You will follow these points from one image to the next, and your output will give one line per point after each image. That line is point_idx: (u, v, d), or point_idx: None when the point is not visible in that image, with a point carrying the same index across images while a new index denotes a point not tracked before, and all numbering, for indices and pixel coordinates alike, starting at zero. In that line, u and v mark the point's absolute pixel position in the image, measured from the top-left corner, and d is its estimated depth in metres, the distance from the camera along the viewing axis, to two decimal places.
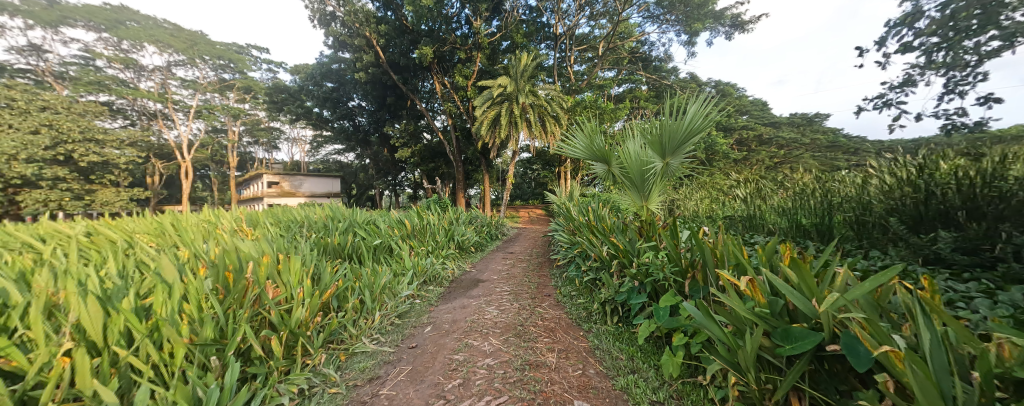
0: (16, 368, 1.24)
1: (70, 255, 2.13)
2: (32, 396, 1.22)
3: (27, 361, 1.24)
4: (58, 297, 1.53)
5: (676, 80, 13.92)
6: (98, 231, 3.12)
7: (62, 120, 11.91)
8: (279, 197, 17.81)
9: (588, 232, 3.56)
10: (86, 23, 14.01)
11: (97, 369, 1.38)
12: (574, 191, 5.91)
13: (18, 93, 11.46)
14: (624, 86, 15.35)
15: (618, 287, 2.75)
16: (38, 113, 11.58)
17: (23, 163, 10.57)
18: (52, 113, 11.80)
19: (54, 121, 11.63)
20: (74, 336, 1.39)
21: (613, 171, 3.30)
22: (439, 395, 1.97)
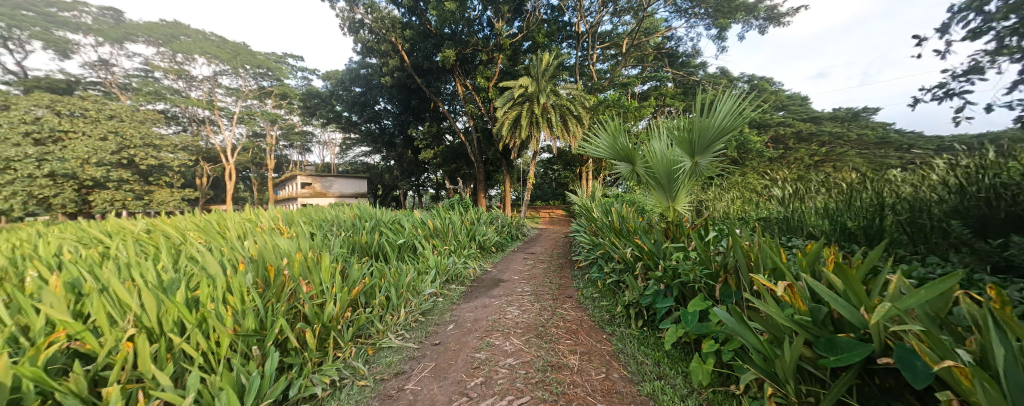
0: (89, 350, 1.37)
1: (132, 250, 2.34)
2: (104, 375, 1.36)
3: (97, 345, 1.37)
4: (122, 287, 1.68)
5: (704, 76, 13.39)
6: (156, 228, 3.41)
7: (126, 128, 13.05)
8: (314, 197, 18.56)
9: (611, 233, 3.48)
10: (147, 39, 15.37)
11: (157, 355, 1.51)
12: (596, 192, 5.82)
13: (90, 104, 12.74)
14: (648, 84, 14.95)
15: (643, 290, 2.68)
16: (106, 121, 12.81)
17: (95, 167, 11.77)
18: (118, 122, 13.05)
19: (119, 128, 12.79)
20: (136, 323, 1.52)
21: (637, 171, 3.21)
22: (462, 392, 2.01)
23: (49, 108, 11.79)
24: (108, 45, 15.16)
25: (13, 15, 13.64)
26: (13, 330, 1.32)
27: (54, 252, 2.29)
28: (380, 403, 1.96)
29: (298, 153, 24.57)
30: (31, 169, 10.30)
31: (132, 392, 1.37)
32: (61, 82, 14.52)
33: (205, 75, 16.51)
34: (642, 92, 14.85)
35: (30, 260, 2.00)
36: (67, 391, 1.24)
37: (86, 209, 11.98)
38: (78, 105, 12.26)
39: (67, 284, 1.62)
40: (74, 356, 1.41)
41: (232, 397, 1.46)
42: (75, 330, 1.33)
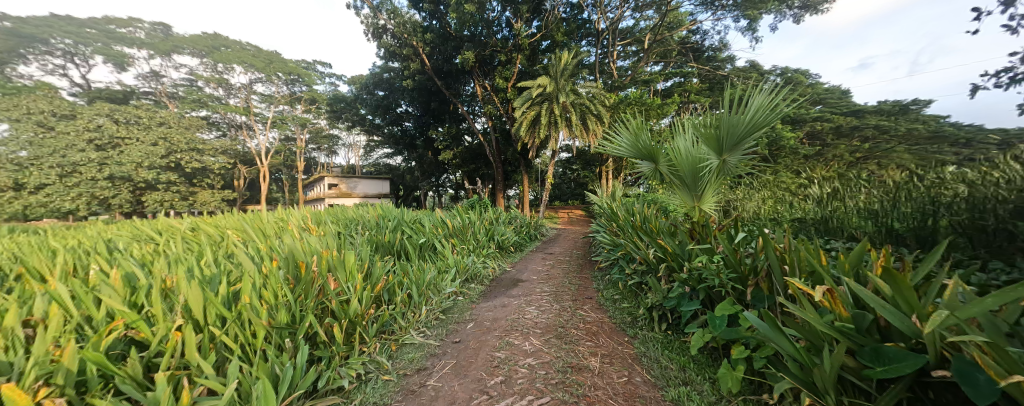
0: (144, 338, 1.49)
1: (178, 247, 2.51)
2: (155, 362, 1.47)
3: (150, 334, 1.48)
4: (170, 282, 1.81)
5: (732, 70, 12.85)
6: (199, 227, 3.65)
7: (173, 134, 14.07)
8: (339, 198, 19.41)
9: (632, 233, 3.40)
10: (192, 51, 16.47)
11: (203, 344, 1.62)
12: (616, 192, 5.71)
13: (143, 112, 13.85)
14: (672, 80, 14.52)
15: (666, 293, 2.60)
16: (157, 128, 13.90)
17: (150, 169, 13.02)
18: (167, 128, 14.19)
19: (167, 134, 13.83)
20: (183, 315, 1.63)
21: (660, 170, 3.11)
22: (482, 390, 2.03)
23: (109, 116, 12.90)
24: (158, 58, 16.35)
25: (78, 33, 15.03)
26: (81, 319, 1.45)
27: (115, 248, 2.51)
28: (403, 399, 2.01)
29: (325, 155, 25.56)
30: (94, 173, 11.28)
31: (180, 378, 1.48)
32: (119, 93, 16.00)
33: (242, 83, 17.49)
34: (665, 88, 14.42)
35: (94, 256, 2.20)
36: (127, 376, 1.35)
37: (140, 209, 13.07)
38: (133, 113, 13.41)
39: (125, 278, 1.76)
40: (130, 343, 1.52)
41: (268, 387, 1.54)
42: (131, 320, 1.45)
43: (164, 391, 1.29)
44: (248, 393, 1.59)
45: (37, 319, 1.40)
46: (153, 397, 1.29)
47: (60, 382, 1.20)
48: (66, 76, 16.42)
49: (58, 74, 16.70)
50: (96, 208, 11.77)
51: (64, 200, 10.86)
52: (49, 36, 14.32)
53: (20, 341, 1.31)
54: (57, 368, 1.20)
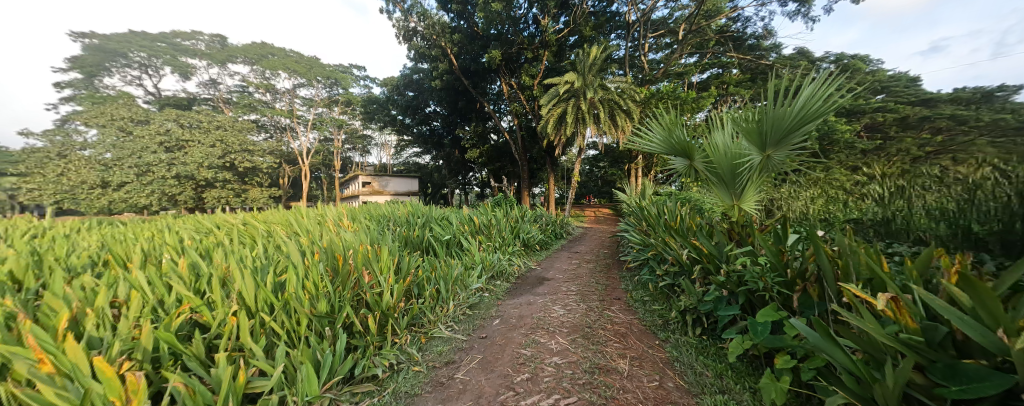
0: (206, 321, 1.63)
1: (233, 239, 2.74)
2: (215, 343, 1.61)
3: (211, 317, 1.62)
4: (227, 271, 1.97)
5: (777, 59, 11.96)
6: (250, 222, 3.95)
7: (229, 137, 15.06)
8: (372, 195, 20.22)
9: (664, 233, 3.26)
10: (244, 60, 17.82)
11: (255, 330, 1.75)
12: (647, 190, 5.51)
13: (204, 116, 15.10)
14: (709, 72, 13.81)
15: (701, 296, 2.48)
16: (215, 130, 15.03)
17: (209, 168, 13.96)
18: (223, 131, 15.21)
19: (224, 138, 14.79)
20: (239, 301, 1.78)
21: (696, 167, 2.96)
22: (509, 387, 2.05)
23: (176, 121, 14.35)
24: (215, 67, 17.85)
25: (151, 46, 16.85)
26: (156, 302, 1.61)
27: (182, 240, 2.77)
28: (432, 390, 2.06)
29: (360, 155, 26.72)
30: (164, 172, 12.82)
31: (236, 359, 1.61)
32: (183, 100, 17.67)
33: (286, 88, 18.65)
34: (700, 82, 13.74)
35: (165, 246, 2.44)
36: (193, 355, 1.48)
37: (201, 204, 14.45)
38: (195, 118, 14.58)
39: (189, 267, 1.93)
40: (195, 325, 1.68)
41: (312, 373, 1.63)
42: (195, 304, 1.59)
43: (224, 371, 1.40)
44: (294, 376, 1.70)
45: (120, 300, 1.58)
46: (214, 376, 1.42)
47: (140, 357, 1.34)
48: (142, 86, 18.49)
49: (135, 84, 18.77)
50: (165, 204, 13.20)
51: (140, 195, 12.48)
52: (128, 50, 16.21)
53: (110, 319, 1.48)
54: (137, 344, 1.34)
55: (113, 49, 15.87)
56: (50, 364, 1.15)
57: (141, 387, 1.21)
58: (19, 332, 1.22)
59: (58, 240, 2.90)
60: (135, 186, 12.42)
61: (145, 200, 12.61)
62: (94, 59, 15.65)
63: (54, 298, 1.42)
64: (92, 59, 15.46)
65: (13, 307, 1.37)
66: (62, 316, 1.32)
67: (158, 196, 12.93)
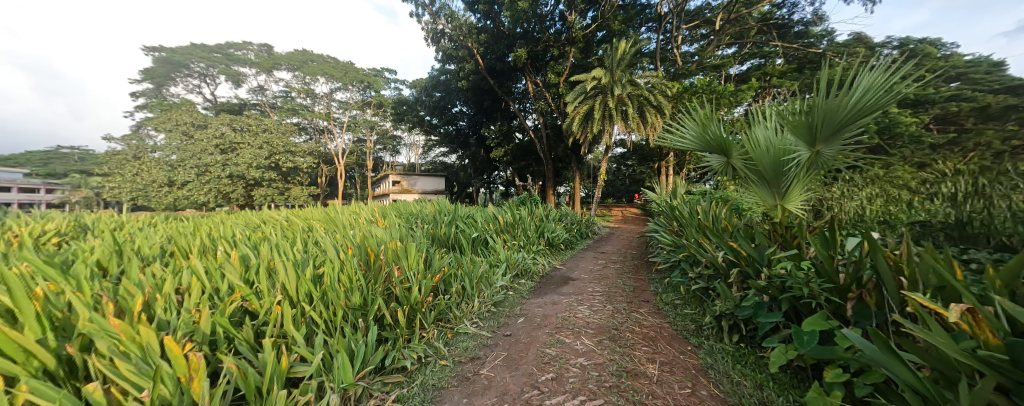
0: (255, 309, 1.73)
1: (275, 234, 2.90)
2: (263, 329, 1.71)
3: (259, 305, 1.72)
4: (272, 262, 2.09)
5: (829, 47, 11.06)
6: (291, 218, 4.18)
7: (275, 139, 15.97)
8: (401, 194, 20.54)
9: (697, 233, 3.10)
10: (287, 66, 18.96)
11: (297, 320, 1.84)
12: (678, 188, 5.27)
13: (253, 120, 16.10)
14: (749, 63, 13.03)
15: (739, 301, 2.34)
16: (263, 133, 15.99)
17: (256, 167, 14.83)
18: (270, 133, 16.13)
19: (271, 140, 15.70)
20: (283, 290, 1.88)
21: (734, 164, 2.78)
22: (533, 385, 2.03)
23: (229, 125, 15.52)
24: (262, 73, 19.15)
25: (209, 57, 18.61)
26: (212, 289, 1.74)
27: (233, 234, 2.96)
28: (458, 384, 2.09)
29: (390, 155, 27.57)
30: (219, 172, 13.83)
31: (280, 345, 1.69)
32: (236, 105, 19.21)
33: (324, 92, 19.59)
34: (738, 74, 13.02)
35: (218, 239, 2.63)
36: (243, 340, 1.57)
37: (251, 202, 15.44)
38: (245, 121, 15.63)
39: (240, 258, 2.07)
40: (245, 313, 1.78)
41: (348, 361, 1.70)
42: (246, 293, 1.70)
43: (270, 355, 1.48)
44: (331, 364, 1.77)
45: (183, 287, 1.71)
46: (262, 359, 1.50)
47: (199, 339, 1.44)
48: (201, 93, 20.28)
49: (196, 92, 20.66)
50: (220, 201, 14.33)
51: (200, 193, 13.61)
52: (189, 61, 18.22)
53: (175, 304, 1.61)
54: (197, 327, 1.45)
55: (176, 60, 17.91)
56: (127, 342, 1.26)
57: (202, 366, 1.30)
58: (103, 311, 1.35)
59: (131, 234, 3.20)
60: (195, 185, 13.59)
61: (204, 197, 13.72)
62: (163, 70, 18.16)
63: (130, 282, 1.56)
64: (161, 71, 17.95)
65: (97, 290, 1.52)
66: (136, 299, 1.45)
67: (215, 194, 14.04)
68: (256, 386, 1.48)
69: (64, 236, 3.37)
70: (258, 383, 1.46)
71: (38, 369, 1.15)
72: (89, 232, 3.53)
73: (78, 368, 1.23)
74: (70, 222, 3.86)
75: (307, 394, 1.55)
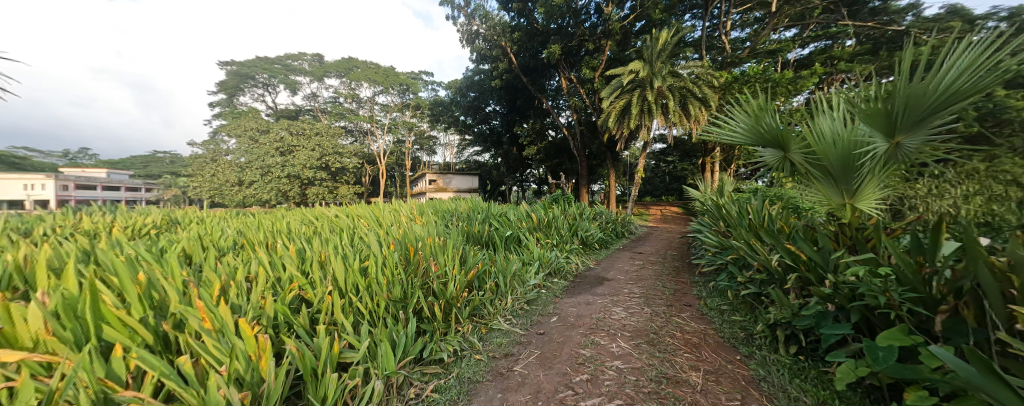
0: (310, 298, 1.84)
1: (325, 230, 3.07)
2: (317, 316, 1.81)
3: (314, 294, 1.83)
4: (324, 255, 2.21)
5: (913, 22, 9.74)
6: (338, 215, 4.45)
7: (326, 141, 17.00)
8: (437, 192, 20.75)
9: (748, 234, 2.86)
10: (336, 73, 20.28)
11: (345, 309, 1.94)
12: (726, 186, 4.90)
13: (307, 124, 17.25)
14: (812, 46, 11.83)
15: (797, 309, 2.13)
16: (315, 136, 17.10)
17: (310, 168, 16.00)
18: (321, 136, 17.19)
19: (321, 142, 16.74)
20: (333, 282, 1.98)
21: (793, 159, 2.52)
22: (568, 385, 1.99)
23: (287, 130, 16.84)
24: (314, 81, 20.75)
25: (270, 68, 20.64)
26: (274, 278, 1.86)
27: (290, 229, 3.19)
28: (493, 379, 2.09)
29: (427, 155, 28.22)
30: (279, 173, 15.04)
31: (331, 332, 1.79)
32: (293, 111, 21.60)
33: (367, 95, 20.64)
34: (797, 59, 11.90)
35: (277, 233, 2.83)
36: (301, 325, 1.68)
37: (305, 200, 16.53)
38: (300, 126, 16.84)
39: (297, 251, 2.21)
40: (301, 301, 1.90)
41: (392, 350, 1.76)
42: (303, 283, 1.82)
43: (324, 340, 1.58)
44: (375, 352, 1.85)
45: (252, 275, 1.86)
46: (317, 344, 1.59)
47: (266, 322, 1.56)
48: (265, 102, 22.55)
49: (262, 101, 23.10)
50: (280, 199, 15.62)
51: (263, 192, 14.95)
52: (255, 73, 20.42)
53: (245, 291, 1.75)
54: (265, 311, 1.57)
55: (244, 73, 20.69)
56: (210, 321, 1.39)
57: (269, 348, 1.41)
58: (190, 294, 1.49)
59: (210, 227, 3.56)
60: (260, 184, 15.00)
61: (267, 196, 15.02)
62: (234, 82, 21.00)
63: (209, 270, 1.71)
64: (232, 82, 20.83)
65: (183, 275, 1.70)
66: (216, 284, 1.60)
67: (276, 192, 15.42)
68: (312, 368, 1.57)
69: (155, 228, 3.84)
70: (315, 365, 1.56)
71: (142, 343, 1.29)
72: (176, 226, 4.00)
73: (170, 343, 1.37)
74: (163, 215, 4.42)
75: (356, 378, 1.63)
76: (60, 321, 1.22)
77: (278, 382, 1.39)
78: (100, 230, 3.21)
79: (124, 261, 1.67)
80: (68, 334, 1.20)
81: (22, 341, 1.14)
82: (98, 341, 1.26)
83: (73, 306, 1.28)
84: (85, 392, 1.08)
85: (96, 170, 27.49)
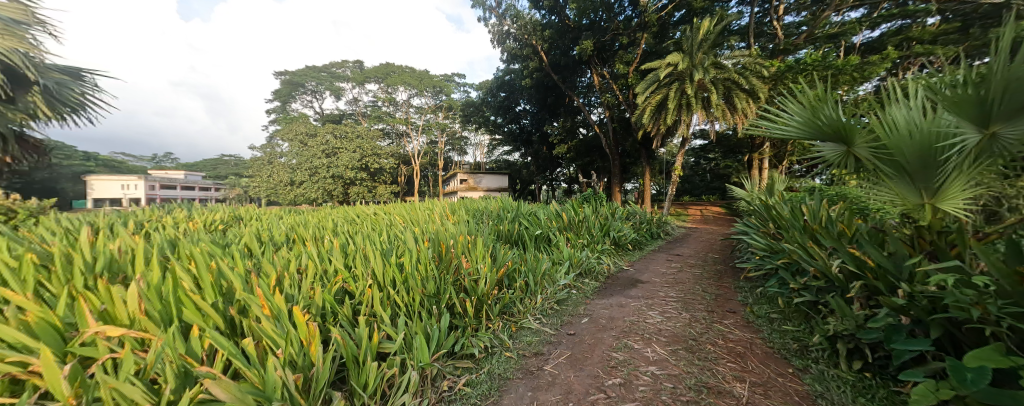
0: (353, 290, 1.92)
1: (365, 227, 3.20)
2: (358, 308, 1.88)
3: (356, 287, 1.91)
4: (365, 250, 2.30)
5: None
6: (377, 213, 4.63)
7: (366, 143, 17.72)
8: (468, 191, 20.94)
9: (804, 236, 2.60)
10: (375, 78, 21.26)
11: (383, 302, 2.00)
12: (776, 184, 4.53)
13: (349, 128, 18.09)
14: (885, 27, 10.70)
15: (863, 320, 1.91)
16: (356, 138, 17.89)
17: (352, 168, 16.81)
18: (361, 138, 17.96)
19: (362, 144, 17.47)
20: (373, 275, 2.05)
21: (858, 155, 2.25)
22: (600, 388, 1.92)
23: (333, 134, 17.50)
24: (355, 86, 21.93)
25: (317, 76, 22.17)
26: (321, 271, 1.96)
27: (334, 225, 3.37)
28: (523, 377, 2.07)
29: (459, 155, 28.62)
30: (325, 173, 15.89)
31: (371, 323, 1.85)
32: (337, 116, 22.94)
33: (403, 98, 21.36)
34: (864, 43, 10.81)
35: (324, 229, 3.00)
36: (345, 315, 1.75)
37: (348, 199, 17.35)
38: (343, 129, 17.71)
39: (341, 245, 2.32)
40: (344, 293, 1.98)
41: (426, 342, 1.79)
42: (347, 277, 1.90)
43: (366, 330, 1.63)
44: (411, 344, 1.88)
45: (303, 268, 1.98)
46: (359, 333, 1.65)
47: (315, 311, 1.64)
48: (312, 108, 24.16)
49: (309, 107, 24.76)
50: (325, 198, 16.51)
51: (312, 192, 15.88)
52: (305, 82, 22.07)
53: (297, 281, 1.85)
54: (314, 301, 1.66)
55: (295, 81, 22.35)
56: (267, 307, 1.48)
57: (318, 335, 1.47)
58: (251, 282, 1.61)
59: (267, 223, 3.86)
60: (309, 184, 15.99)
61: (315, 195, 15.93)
62: (287, 90, 22.77)
63: (266, 261, 1.83)
64: (285, 90, 22.62)
65: (246, 265, 1.83)
66: (272, 275, 1.71)
67: (322, 192, 16.38)
68: (354, 356, 1.63)
69: (223, 223, 4.25)
70: (357, 353, 1.62)
71: (214, 325, 1.41)
72: (238, 221, 4.39)
73: (235, 327, 1.47)
74: (229, 212, 4.86)
75: (395, 368, 1.68)
76: (150, 302, 1.36)
77: (325, 367, 1.45)
78: (180, 224, 3.60)
79: (198, 252, 1.84)
80: (155, 315, 1.33)
81: (121, 319, 1.28)
82: (178, 321, 1.39)
83: (159, 291, 1.42)
84: (170, 365, 1.19)
85: (174, 171, 31.06)
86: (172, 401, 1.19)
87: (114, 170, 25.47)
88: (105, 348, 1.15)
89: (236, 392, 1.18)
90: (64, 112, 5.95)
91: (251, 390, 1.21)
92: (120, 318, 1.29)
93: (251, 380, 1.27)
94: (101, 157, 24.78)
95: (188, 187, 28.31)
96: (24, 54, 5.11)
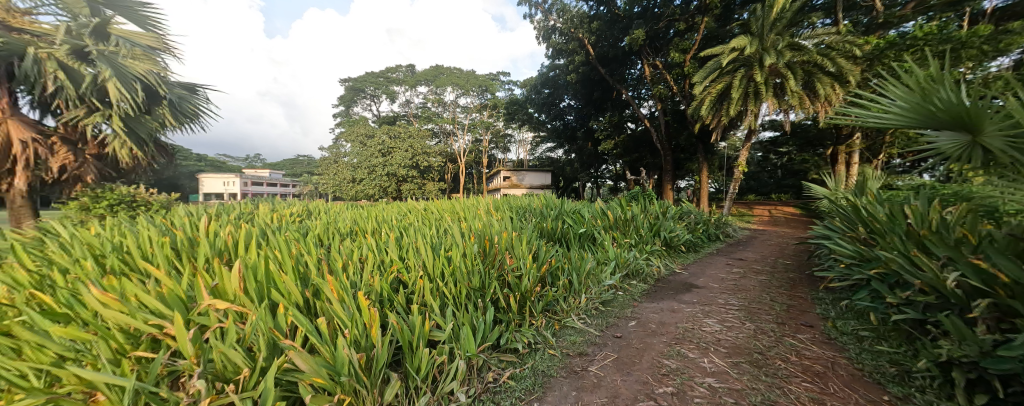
0: (407, 280, 1.98)
1: (414, 222, 3.33)
2: (411, 297, 1.95)
3: (409, 277, 1.98)
4: (415, 243, 2.37)
5: None
6: (425, 209, 4.81)
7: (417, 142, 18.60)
8: (511, 188, 21.09)
9: (910, 243, 2.19)
10: (427, 80, 22.24)
11: (434, 293, 2.04)
12: (869, 182, 3.92)
13: (402, 129, 19.22)
14: None
15: (990, 347, 1.56)
16: (408, 138, 18.88)
17: (404, 167, 17.80)
18: (412, 138, 18.93)
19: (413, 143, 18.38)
20: (423, 269, 2.10)
21: (990, 146, 1.83)
22: (649, 395, 1.80)
23: (388, 134, 18.69)
24: (408, 89, 23.14)
25: (375, 81, 23.78)
26: (380, 259, 2.07)
27: (390, 219, 3.56)
28: (567, 376, 2.00)
29: (503, 154, 28.76)
30: (380, 171, 16.97)
31: (422, 311, 1.90)
32: (391, 117, 24.37)
33: (452, 98, 22.04)
34: (999, 8, 8.90)
35: (380, 223, 3.16)
36: (400, 303, 1.82)
37: (400, 195, 18.35)
38: (396, 130, 18.84)
39: (395, 238, 2.43)
40: (398, 282, 2.05)
41: (472, 333, 1.80)
42: (402, 267, 1.97)
43: (418, 317, 1.67)
44: (458, 334, 1.90)
45: (364, 257, 2.10)
46: (412, 320, 1.70)
47: (374, 296, 1.72)
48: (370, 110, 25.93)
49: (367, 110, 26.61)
50: (381, 194, 17.62)
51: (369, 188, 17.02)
52: (365, 87, 23.80)
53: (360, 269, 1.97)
54: (373, 287, 1.74)
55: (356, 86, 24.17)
56: (336, 291, 1.59)
57: (378, 320, 1.53)
58: (323, 268, 1.73)
59: (333, 217, 4.22)
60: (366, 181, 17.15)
61: (371, 191, 17.05)
62: (349, 95, 24.71)
63: (334, 250, 1.97)
64: (348, 95, 24.59)
65: (317, 252, 1.99)
66: (338, 262, 1.83)
67: (379, 189, 17.39)
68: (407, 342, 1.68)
69: (300, 215, 4.75)
70: (411, 339, 1.66)
71: (294, 303, 1.53)
72: (308, 214, 4.85)
73: (311, 306, 1.59)
74: (303, 206, 5.39)
75: (444, 356, 1.70)
76: (247, 282, 1.52)
77: (383, 349, 1.50)
78: (266, 216, 4.10)
79: (281, 240, 2.04)
80: (249, 293, 1.48)
81: (227, 294, 1.44)
82: (268, 299, 1.54)
83: (253, 271, 1.59)
84: (263, 336, 1.33)
85: (259, 171, 35.44)
86: (265, 368, 1.32)
87: (216, 170, 29.93)
88: (215, 317, 1.30)
89: (313, 364, 1.29)
90: (187, 122, 6.97)
91: (325, 364, 1.31)
92: (226, 294, 1.46)
93: (323, 354, 1.37)
94: (206, 158, 29.17)
95: (270, 185, 32.14)
96: (160, 75, 6.14)
